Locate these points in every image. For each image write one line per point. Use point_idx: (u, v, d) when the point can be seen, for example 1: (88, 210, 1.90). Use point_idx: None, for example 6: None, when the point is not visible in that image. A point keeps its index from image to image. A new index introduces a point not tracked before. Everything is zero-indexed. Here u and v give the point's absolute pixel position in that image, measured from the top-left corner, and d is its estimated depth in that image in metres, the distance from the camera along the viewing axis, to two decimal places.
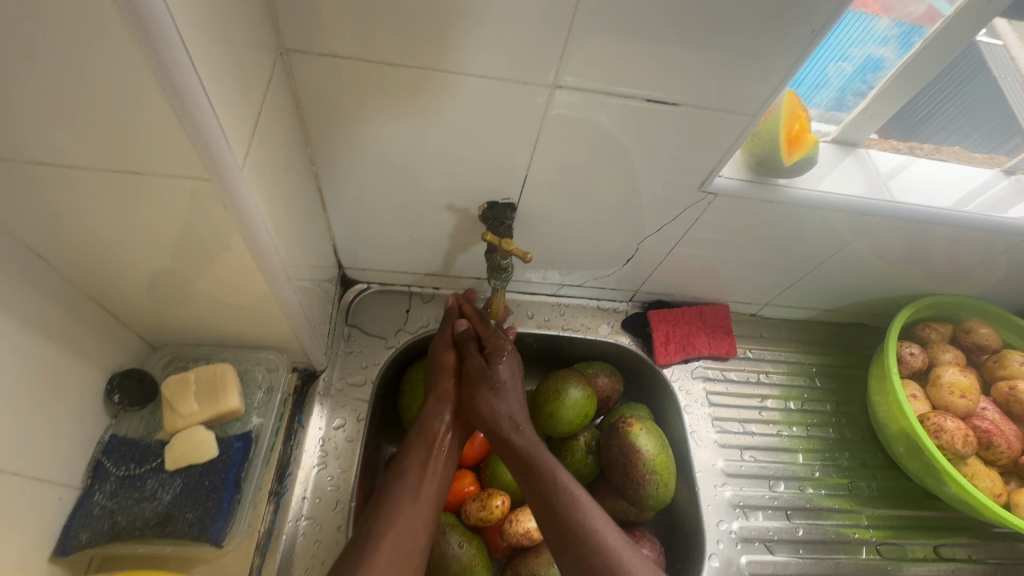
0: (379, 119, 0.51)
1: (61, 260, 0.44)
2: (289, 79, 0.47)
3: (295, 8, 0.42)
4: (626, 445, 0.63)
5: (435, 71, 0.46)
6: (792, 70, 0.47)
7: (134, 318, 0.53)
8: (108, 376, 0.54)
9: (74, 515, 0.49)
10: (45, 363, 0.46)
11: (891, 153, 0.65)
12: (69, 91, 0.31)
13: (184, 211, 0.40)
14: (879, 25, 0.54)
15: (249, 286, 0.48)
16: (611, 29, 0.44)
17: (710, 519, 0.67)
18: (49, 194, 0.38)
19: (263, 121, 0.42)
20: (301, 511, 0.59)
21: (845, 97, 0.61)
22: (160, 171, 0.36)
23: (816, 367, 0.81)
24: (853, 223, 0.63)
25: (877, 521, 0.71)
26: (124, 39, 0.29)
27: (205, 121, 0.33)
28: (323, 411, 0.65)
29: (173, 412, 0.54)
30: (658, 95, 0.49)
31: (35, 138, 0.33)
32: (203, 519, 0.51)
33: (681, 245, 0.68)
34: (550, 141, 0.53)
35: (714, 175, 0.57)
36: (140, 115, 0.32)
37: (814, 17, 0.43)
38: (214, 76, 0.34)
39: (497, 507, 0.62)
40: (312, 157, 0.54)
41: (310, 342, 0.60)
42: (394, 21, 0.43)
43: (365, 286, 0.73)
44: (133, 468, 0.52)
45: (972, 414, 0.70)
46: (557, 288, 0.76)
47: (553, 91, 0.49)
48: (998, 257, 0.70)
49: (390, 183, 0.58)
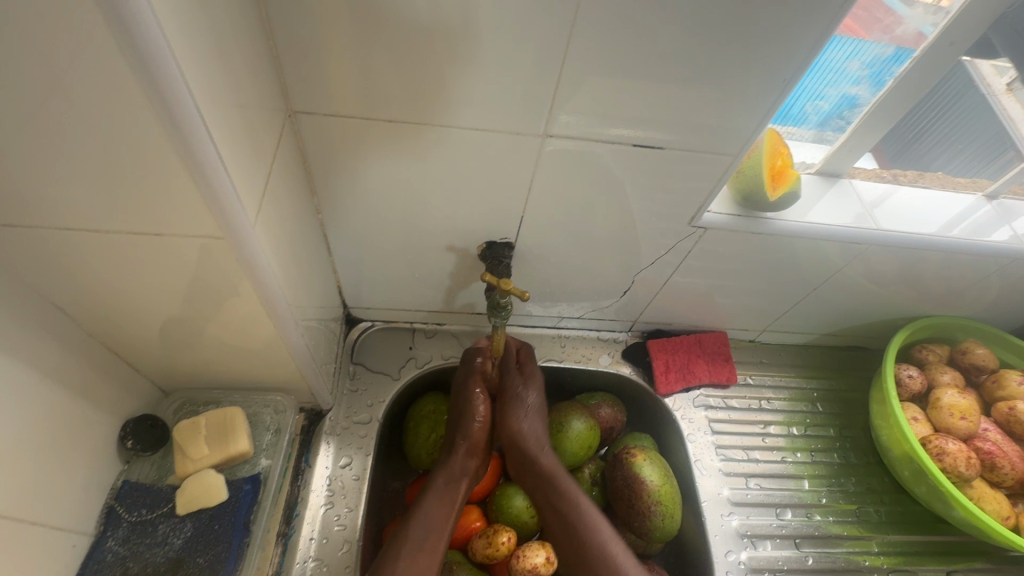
0: (381, 169, 0.54)
1: (81, 313, 0.46)
2: (297, 137, 0.50)
3: (302, 73, 0.46)
4: (630, 476, 0.63)
5: (435, 124, 0.50)
6: (769, 114, 0.51)
7: (147, 364, 0.55)
8: (122, 423, 0.55)
9: (88, 561, 0.50)
10: (63, 412, 0.48)
11: (875, 182, 0.68)
12: (98, 165, 0.34)
13: (199, 265, 0.42)
14: (851, 66, 0.56)
15: (259, 331, 0.50)
16: (597, 78, 0.47)
17: (718, 550, 0.67)
18: (73, 254, 0.40)
19: (274, 178, 0.45)
20: (308, 552, 0.59)
21: (825, 130, 0.64)
22: (179, 232, 0.39)
23: (818, 392, 0.82)
24: (844, 251, 0.65)
25: (888, 548, 0.71)
26: (151, 122, 0.32)
27: (223, 189, 0.36)
28: (329, 450, 0.65)
29: (185, 456, 0.55)
30: (643, 139, 0.52)
31: (63, 207, 0.36)
32: (213, 563, 0.51)
33: (677, 275, 0.69)
34: (544, 183, 0.56)
35: (703, 210, 0.60)
36: (162, 184, 0.35)
37: (783, 70, 0.47)
38: (230, 148, 0.37)
39: (503, 543, 0.62)
40: (318, 206, 0.57)
41: (316, 383, 0.61)
42: (393, 81, 0.46)
43: (370, 324, 0.75)
44: (145, 514, 0.53)
45: (973, 436, 0.70)
46: (558, 320, 0.77)
47: (545, 139, 0.52)
48: (989, 278, 0.71)
49: (393, 227, 0.60)
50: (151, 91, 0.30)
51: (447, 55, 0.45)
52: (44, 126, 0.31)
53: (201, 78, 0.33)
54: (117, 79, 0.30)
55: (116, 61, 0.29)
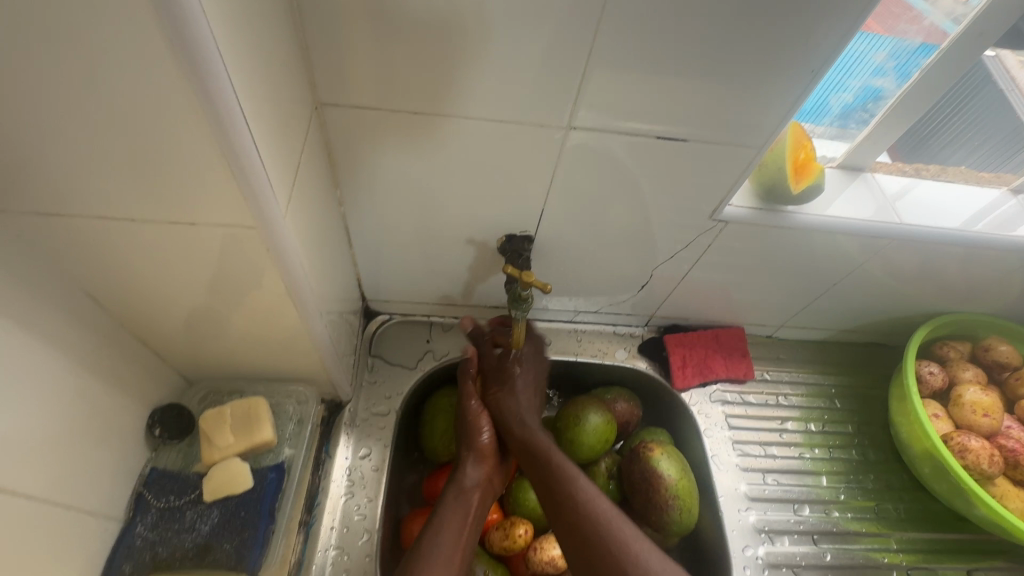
0: (403, 160, 0.54)
1: (111, 302, 0.47)
2: (322, 129, 0.50)
3: (328, 64, 0.46)
4: (647, 469, 0.64)
5: (459, 116, 0.50)
6: (796, 105, 0.50)
7: (173, 354, 0.56)
8: (149, 411, 0.56)
9: (118, 546, 0.51)
10: (93, 399, 0.48)
11: (897, 175, 0.67)
12: (135, 153, 0.34)
13: (228, 255, 0.43)
14: (876, 57, 0.56)
15: (283, 321, 0.51)
16: (622, 70, 0.47)
17: (735, 545, 0.67)
18: (106, 243, 0.41)
19: (302, 170, 0.46)
20: (329, 541, 0.60)
21: (849, 123, 0.63)
22: (211, 221, 0.40)
23: (836, 388, 0.81)
24: (864, 246, 0.65)
25: (907, 545, 0.70)
26: (190, 112, 0.32)
27: (256, 179, 0.37)
28: (349, 441, 0.66)
29: (211, 445, 0.56)
30: (666, 131, 0.52)
31: (98, 197, 0.37)
32: (239, 550, 0.52)
33: (695, 269, 0.69)
34: (565, 175, 0.56)
35: (724, 205, 0.60)
36: (198, 174, 0.36)
37: (811, 60, 0.47)
38: (263, 139, 0.37)
39: (520, 535, 0.62)
40: (340, 199, 0.58)
41: (337, 375, 0.62)
42: (418, 72, 0.46)
43: (387, 317, 0.76)
44: (173, 501, 0.54)
45: (996, 434, 0.70)
46: (574, 315, 0.77)
47: (568, 131, 0.52)
48: (1012, 275, 0.70)
49: (414, 220, 0.61)
50: (190, 81, 0.31)
51: (471, 48, 0.45)
52: (84, 115, 0.32)
53: (239, 70, 0.33)
54: (159, 69, 0.30)
55: (159, 51, 0.29)
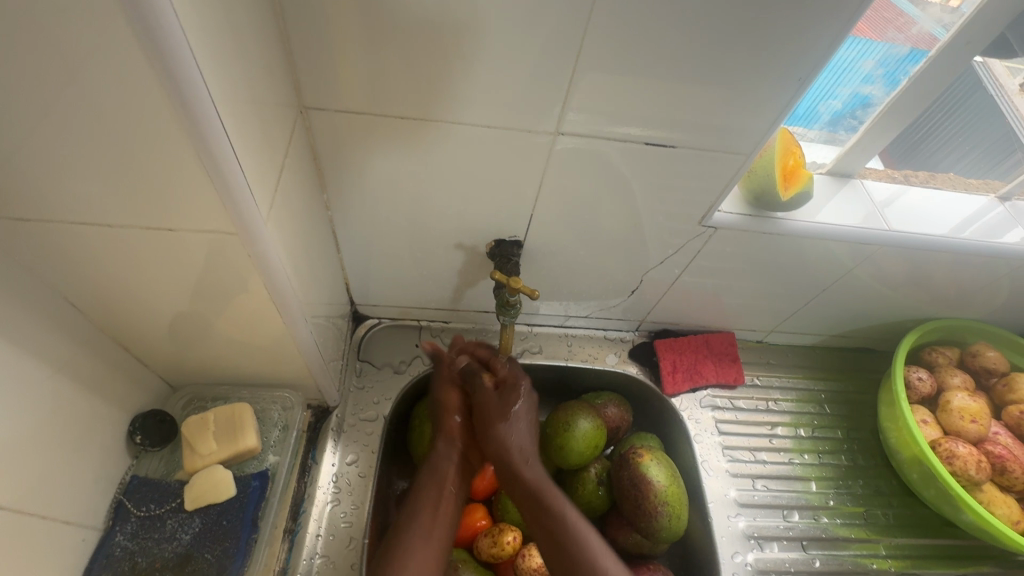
0: (390, 165, 0.53)
1: (91, 308, 0.47)
2: (308, 133, 0.50)
3: (314, 68, 0.45)
4: (637, 476, 0.63)
5: (446, 120, 0.49)
6: (784, 112, 0.50)
7: (156, 360, 0.55)
8: (130, 418, 0.55)
9: (96, 555, 0.50)
10: (72, 407, 0.48)
11: (887, 182, 0.68)
12: (111, 159, 0.34)
13: (209, 261, 0.42)
14: (865, 64, 0.56)
15: (267, 326, 0.50)
16: (610, 76, 0.47)
17: (725, 551, 0.67)
18: (84, 249, 0.40)
19: (286, 174, 0.45)
20: (315, 549, 0.59)
21: (838, 130, 0.63)
22: (191, 227, 0.39)
23: (825, 393, 0.82)
24: (853, 252, 0.65)
25: (896, 551, 0.70)
26: (168, 117, 0.32)
27: (237, 186, 0.36)
28: (336, 447, 0.65)
29: (193, 452, 0.56)
30: (655, 137, 0.52)
31: (75, 203, 0.36)
32: (221, 559, 0.52)
33: (686, 275, 0.69)
34: (555, 181, 0.56)
35: (714, 210, 0.60)
36: (177, 181, 0.35)
37: (798, 68, 0.47)
38: (244, 144, 0.37)
39: (508, 543, 0.62)
40: (327, 203, 0.57)
41: (324, 380, 0.61)
42: (405, 76, 0.46)
43: (376, 321, 0.75)
44: (153, 509, 0.53)
45: (983, 440, 0.70)
46: (564, 319, 0.77)
47: (556, 137, 0.51)
48: (1000, 281, 0.70)
49: (402, 224, 0.60)
50: (167, 88, 0.30)
51: (457, 54, 0.45)
52: (60, 121, 0.31)
53: (219, 75, 0.33)
54: (136, 76, 0.30)
55: (136, 58, 0.29)
